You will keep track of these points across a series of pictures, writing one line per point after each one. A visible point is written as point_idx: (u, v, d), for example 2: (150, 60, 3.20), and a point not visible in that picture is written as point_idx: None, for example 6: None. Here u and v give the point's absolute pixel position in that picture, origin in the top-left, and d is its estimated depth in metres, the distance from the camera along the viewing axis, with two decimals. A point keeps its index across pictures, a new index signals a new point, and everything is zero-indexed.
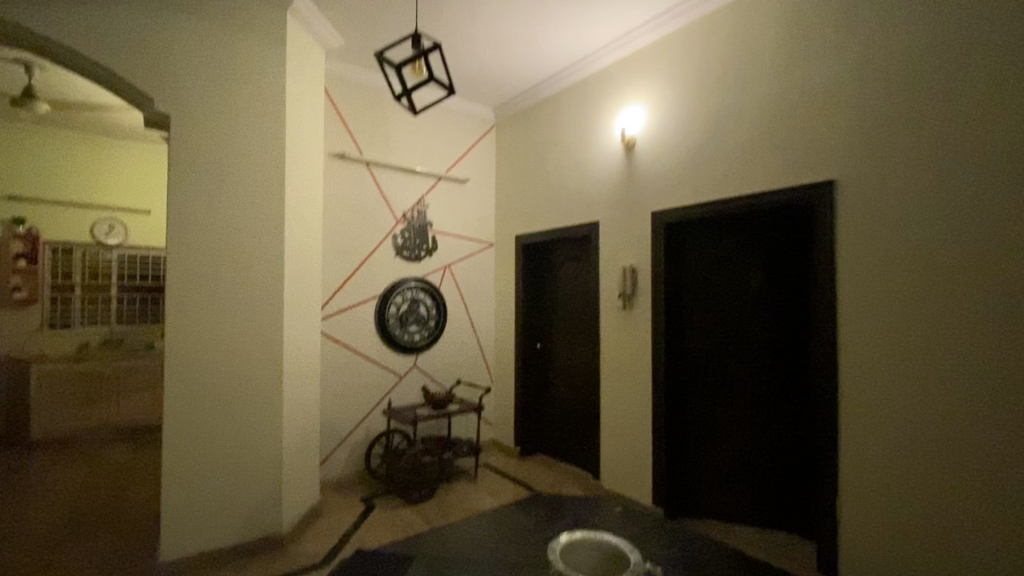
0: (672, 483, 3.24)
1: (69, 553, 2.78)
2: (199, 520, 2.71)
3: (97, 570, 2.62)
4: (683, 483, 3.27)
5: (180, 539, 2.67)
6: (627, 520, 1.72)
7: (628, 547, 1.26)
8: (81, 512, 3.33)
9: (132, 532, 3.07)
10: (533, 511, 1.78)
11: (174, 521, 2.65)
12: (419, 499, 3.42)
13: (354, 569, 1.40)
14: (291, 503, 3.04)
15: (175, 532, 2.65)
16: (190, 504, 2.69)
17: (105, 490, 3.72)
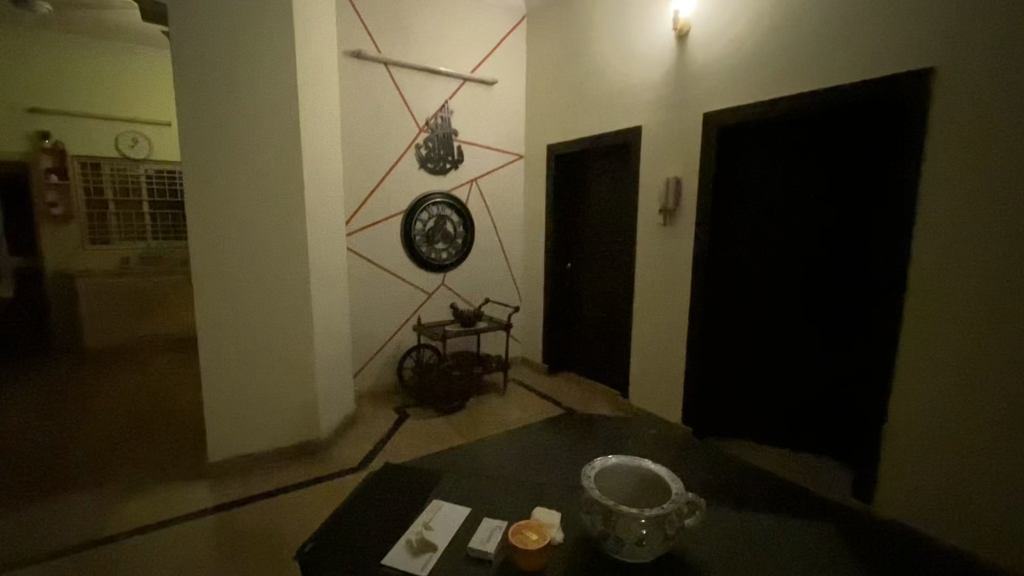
0: (707, 405, 3.19)
1: (129, 456, 3.03)
2: (241, 425, 2.85)
3: (154, 472, 2.85)
4: (717, 404, 3.20)
5: (227, 442, 2.83)
6: (662, 443, 1.64)
7: (671, 475, 1.15)
8: (137, 418, 3.57)
9: (183, 438, 3.28)
10: (564, 430, 1.72)
11: (219, 427, 2.78)
12: (449, 411, 3.50)
13: (381, 483, 1.37)
14: (327, 412, 3.15)
15: (222, 435, 2.81)
16: (233, 410, 2.82)
17: (158, 397, 3.97)
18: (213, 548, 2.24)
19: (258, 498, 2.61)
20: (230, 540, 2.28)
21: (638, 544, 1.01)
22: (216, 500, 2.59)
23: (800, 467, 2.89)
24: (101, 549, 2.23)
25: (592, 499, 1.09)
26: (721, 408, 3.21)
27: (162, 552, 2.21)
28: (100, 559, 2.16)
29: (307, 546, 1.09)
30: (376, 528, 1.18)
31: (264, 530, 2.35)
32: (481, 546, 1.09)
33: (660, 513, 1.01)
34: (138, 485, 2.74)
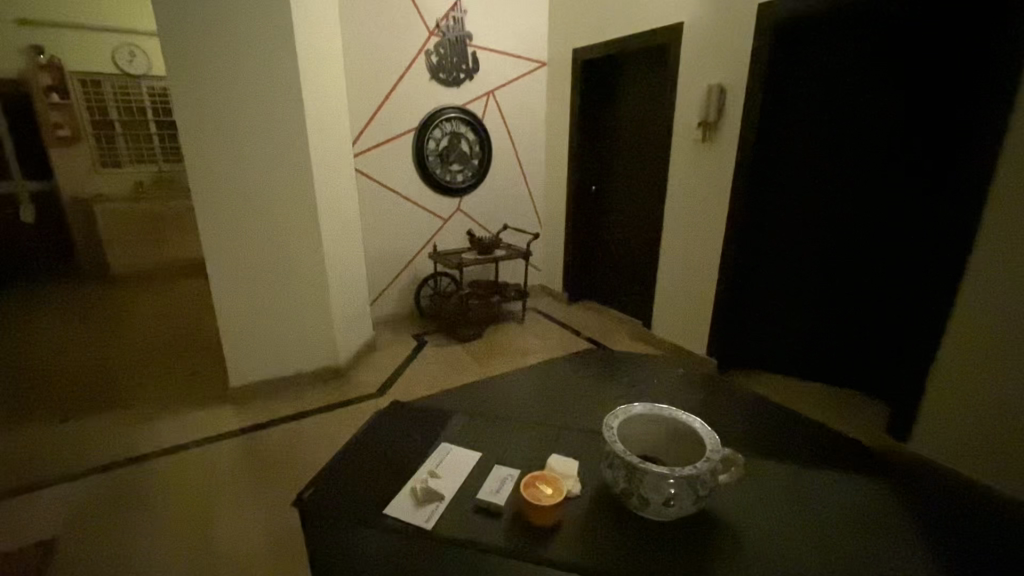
0: (736, 337, 3.05)
1: (154, 380, 3.11)
2: (260, 352, 2.84)
3: (178, 396, 2.92)
4: (748, 336, 3.05)
5: (248, 369, 2.83)
6: (693, 383, 1.50)
7: (705, 427, 1.01)
8: (163, 343, 3.63)
9: (206, 363, 3.32)
10: (586, 367, 1.59)
11: (237, 354, 2.78)
12: (468, 338, 3.44)
13: (389, 422, 1.29)
14: (345, 339, 3.11)
15: (241, 362, 2.81)
16: (250, 337, 2.80)
17: (181, 321, 4.02)
18: (240, 470, 2.30)
19: (281, 421, 2.65)
20: (254, 462, 2.33)
21: (666, 504, 0.90)
22: (241, 423, 2.65)
23: (833, 402, 2.77)
24: (135, 469, 2.32)
25: (614, 454, 0.97)
26: (752, 340, 3.06)
27: (191, 473, 2.28)
28: (134, 479, 2.25)
29: (306, 493, 1.01)
30: (380, 473, 1.10)
31: (287, 453, 2.40)
32: (491, 498, 1.00)
33: (693, 473, 0.89)
34: (164, 408, 2.81)
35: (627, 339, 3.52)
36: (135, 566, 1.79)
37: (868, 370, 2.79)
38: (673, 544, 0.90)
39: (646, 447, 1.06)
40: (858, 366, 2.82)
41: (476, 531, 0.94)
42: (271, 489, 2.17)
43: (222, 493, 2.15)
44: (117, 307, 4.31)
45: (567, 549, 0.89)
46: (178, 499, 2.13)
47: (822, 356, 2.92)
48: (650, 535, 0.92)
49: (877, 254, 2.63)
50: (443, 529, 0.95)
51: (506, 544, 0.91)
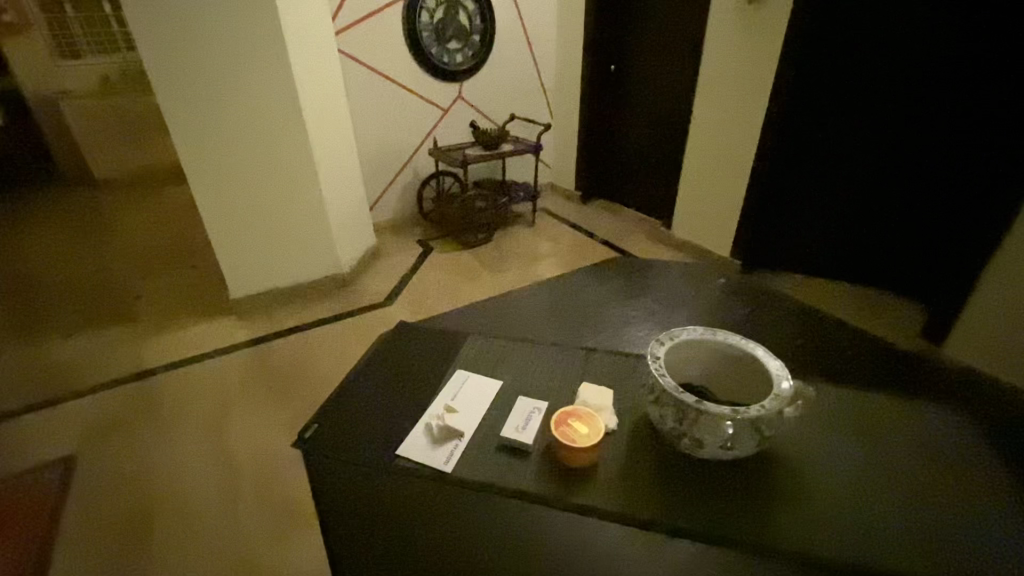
0: (766, 237, 2.82)
1: (152, 292, 3.00)
2: (259, 262, 2.67)
3: (179, 310, 2.82)
4: (780, 237, 2.81)
5: (247, 280, 2.70)
6: (735, 295, 1.33)
7: (769, 357, 0.85)
8: (158, 254, 3.46)
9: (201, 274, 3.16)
10: (612, 279, 1.42)
11: (235, 265, 2.63)
12: (476, 242, 3.23)
13: (396, 346, 1.15)
14: (348, 248, 2.92)
15: (240, 274, 2.66)
16: (245, 247, 2.61)
17: (173, 230, 3.80)
18: (253, 383, 2.26)
19: (288, 333, 2.57)
20: (267, 375, 2.29)
21: (723, 447, 0.78)
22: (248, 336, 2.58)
23: (865, 305, 2.63)
24: (147, 384, 2.29)
25: (660, 390, 0.82)
26: (784, 241, 2.83)
27: (203, 388, 2.24)
28: (146, 395, 2.23)
29: (307, 434, 0.90)
30: (390, 405, 0.98)
31: (298, 365, 2.35)
32: (518, 437, 0.87)
33: (758, 414, 0.75)
34: (165, 322, 2.73)
35: (645, 241, 3.31)
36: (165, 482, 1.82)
37: (907, 269, 2.62)
38: (728, 486, 0.79)
39: (693, 376, 0.91)
40: (895, 266, 2.65)
41: (502, 475, 0.83)
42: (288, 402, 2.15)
43: (239, 407, 2.13)
44: (108, 217, 4.08)
45: (607, 496, 0.78)
46: (195, 414, 2.11)
47: (858, 257, 2.72)
48: (700, 477, 0.80)
49: (938, 139, 2.34)
50: (464, 473, 0.84)
51: (536, 491, 0.80)
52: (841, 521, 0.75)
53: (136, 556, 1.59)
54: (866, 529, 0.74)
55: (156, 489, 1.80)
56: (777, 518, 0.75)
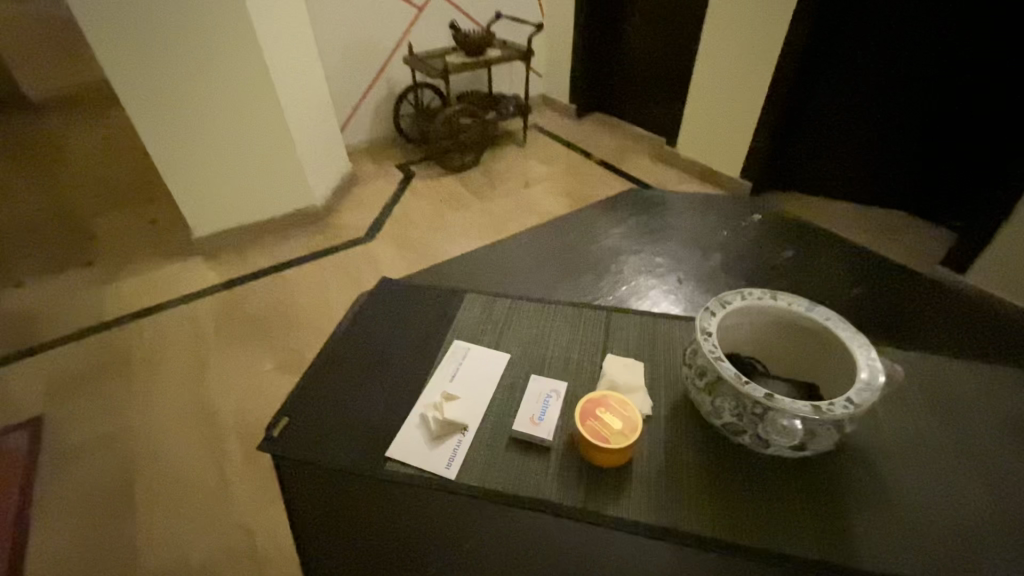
0: (782, 154, 2.59)
1: (107, 231, 2.70)
2: (219, 198, 2.36)
3: (140, 251, 2.55)
4: (798, 154, 2.58)
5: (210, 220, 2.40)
6: (774, 236, 1.14)
7: (850, 333, 0.68)
8: (113, 185, 3.09)
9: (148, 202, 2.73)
10: (629, 216, 1.22)
11: (193, 203, 2.32)
12: (463, 165, 2.90)
13: (380, 306, 0.96)
14: (321, 179, 2.59)
15: (199, 213, 2.36)
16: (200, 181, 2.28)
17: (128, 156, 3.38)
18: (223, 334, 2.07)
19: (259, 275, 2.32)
20: (241, 324, 2.09)
21: (795, 448, 0.63)
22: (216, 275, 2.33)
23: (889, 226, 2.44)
24: (110, 336, 2.09)
25: (716, 377, 0.65)
26: (802, 159, 2.60)
27: (171, 337, 2.05)
28: (111, 346, 2.04)
29: (276, 431, 0.73)
30: (375, 387, 0.81)
31: (271, 313, 2.13)
32: (533, 431, 0.72)
33: (845, 413, 0.59)
34: (125, 265, 2.47)
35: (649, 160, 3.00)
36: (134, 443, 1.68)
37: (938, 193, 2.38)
38: (791, 487, 0.66)
39: (743, 346, 0.76)
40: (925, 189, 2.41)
41: (517, 479, 0.68)
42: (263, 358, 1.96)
43: (213, 361, 1.95)
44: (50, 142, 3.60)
45: (646, 504, 0.65)
46: (167, 367, 1.93)
47: (883, 178, 2.48)
48: (757, 476, 0.67)
49: (1001, 41, 1.96)
50: (471, 478, 0.69)
51: (561, 500, 0.66)
52: (924, 529, 0.62)
53: (112, 525, 1.48)
54: (955, 539, 0.62)
55: (127, 450, 1.66)
56: (851, 527, 0.62)
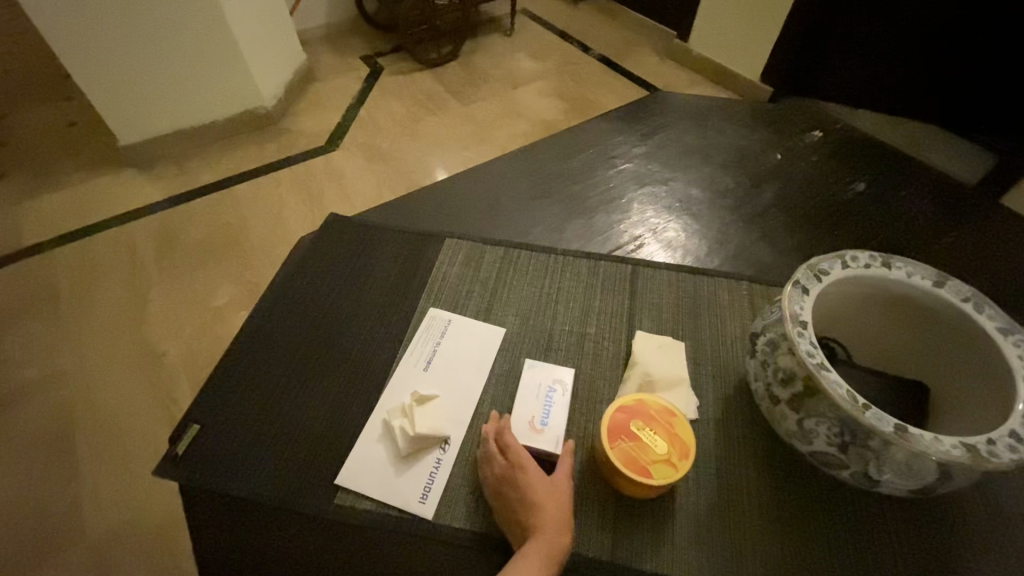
0: (805, 58, 1.35)
1: None
2: (142, 68, 1.33)
3: None
4: (840, 43, 1.28)
5: (95, 128, 1.63)
6: (837, 163, 0.90)
7: (1000, 322, 0.47)
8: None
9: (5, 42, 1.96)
10: (653, 134, 0.98)
11: (90, 86, 1.30)
12: (439, 62, 1.90)
13: (332, 260, 0.72)
14: (264, 64, 1.53)
15: (113, 99, 1.34)
16: (75, 42, 1.23)
17: None
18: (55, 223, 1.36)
19: (190, 178, 1.44)
20: (139, 235, 1.30)
21: (915, 490, 0.44)
22: (92, 147, 1.57)
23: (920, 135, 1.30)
24: None
25: (814, 391, 0.44)
26: (835, 78, 1.34)
27: (17, 237, 1.31)
28: None
29: (180, 448, 0.53)
30: (322, 377, 0.59)
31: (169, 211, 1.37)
32: (535, 443, 0.51)
33: (1012, 460, 0.40)
34: None
35: (653, 47, 2.04)
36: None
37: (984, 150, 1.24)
38: (891, 519, 0.49)
39: (825, 325, 0.56)
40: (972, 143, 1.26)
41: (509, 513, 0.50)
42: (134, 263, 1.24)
43: (70, 277, 1.21)
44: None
45: (696, 553, 0.47)
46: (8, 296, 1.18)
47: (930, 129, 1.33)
48: (844, 508, 0.50)
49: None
50: (457, 512, 0.50)
51: (579, 546, 0.47)
52: None
53: None
54: None
55: None
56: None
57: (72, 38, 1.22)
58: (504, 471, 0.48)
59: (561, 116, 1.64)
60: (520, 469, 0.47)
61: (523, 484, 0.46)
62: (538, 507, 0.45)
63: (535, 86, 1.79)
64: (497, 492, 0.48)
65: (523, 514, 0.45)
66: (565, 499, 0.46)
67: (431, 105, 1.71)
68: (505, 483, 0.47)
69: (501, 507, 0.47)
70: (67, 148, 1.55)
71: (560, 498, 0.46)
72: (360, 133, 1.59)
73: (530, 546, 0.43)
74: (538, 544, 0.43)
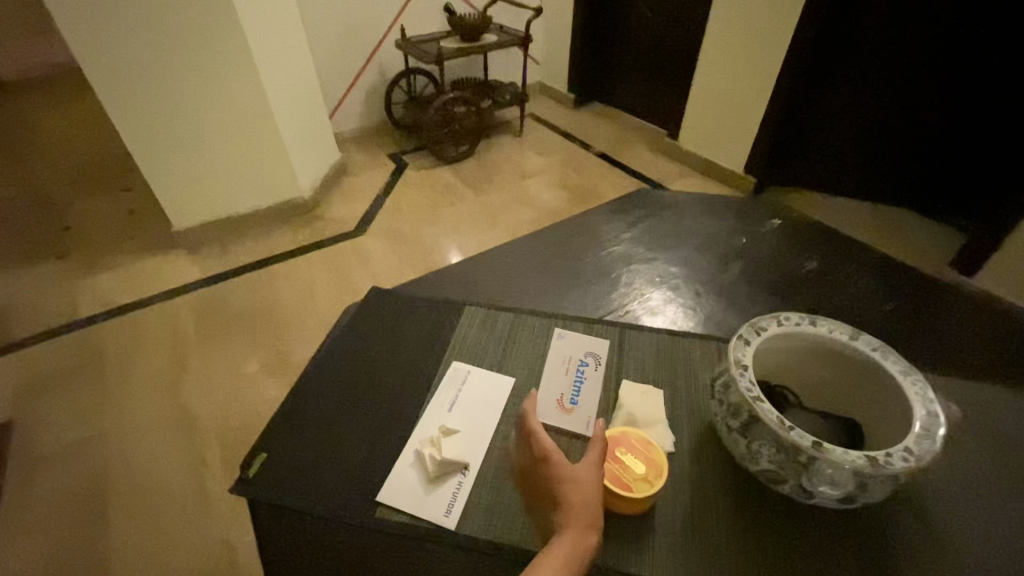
0: (815, 74, 1.70)
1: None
2: (209, 173, 1.67)
3: (43, 216, 1.97)
4: (812, 116, 1.78)
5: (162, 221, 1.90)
6: (796, 245, 1.07)
7: (902, 368, 0.61)
8: (71, 114, 2.70)
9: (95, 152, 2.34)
10: (638, 222, 1.17)
11: (169, 186, 1.65)
12: (458, 158, 2.19)
13: (373, 324, 0.87)
14: (306, 161, 1.86)
15: (185, 195, 1.68)
16: (158, 159, 1.59)
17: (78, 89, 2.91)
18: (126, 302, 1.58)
19: (246, 263, 1.69)
20: (208, 313, 1.53)
21: (843, 499, 0.55)
22: (160, 237, 1.83)
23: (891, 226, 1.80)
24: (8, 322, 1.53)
25: (756, 419, 0.57)
26: (839, 100, 1.72)
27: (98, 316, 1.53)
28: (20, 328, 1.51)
29: (252, 472, 0.66)
30: (364, 420, 0.72)
31: (226, 294, 1.59)
32: (569, 416, 0.70)
33: (904, 467, 0.52)
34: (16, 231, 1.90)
35: (645, 143, 2.33)
36: (34, 404, 1.31)
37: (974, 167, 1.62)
38: (830, 533, 0.60)
39: (775, 376, 0.68)
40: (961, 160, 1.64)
41: (526, 521, 0.60)
42: (193, 339, 1.46)
43: (143, 353, 1.43)
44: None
45: (671, 563, 0.57)
46: (91, 370, 1.39)
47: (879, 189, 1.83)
48: (794, 529, 0.60)
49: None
50: (474, 526, 0.60)
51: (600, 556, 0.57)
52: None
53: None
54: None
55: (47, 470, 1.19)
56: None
57: (162, 155, 1.59)
58: (542, 471, 0.56)
59: (564, 204, 1.88)
60: (552, 463, 0.57)
61: (556, 480, 0.55)
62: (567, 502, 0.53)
63: (542, 177, 2.06)
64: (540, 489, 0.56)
65: (555, 512, 0.53)
66: (595, 499, 0.53)
67: (449, 195, 1.96)
68: (544, 478, 0.56)
69: (548, 504, 0.55)
70: (139, 238, 1.83)
71: (585, 494, 0.53)
72: (388, 220, 1.83)
73: (558, 540, 0.51)
74: (564, 539, 0.51)
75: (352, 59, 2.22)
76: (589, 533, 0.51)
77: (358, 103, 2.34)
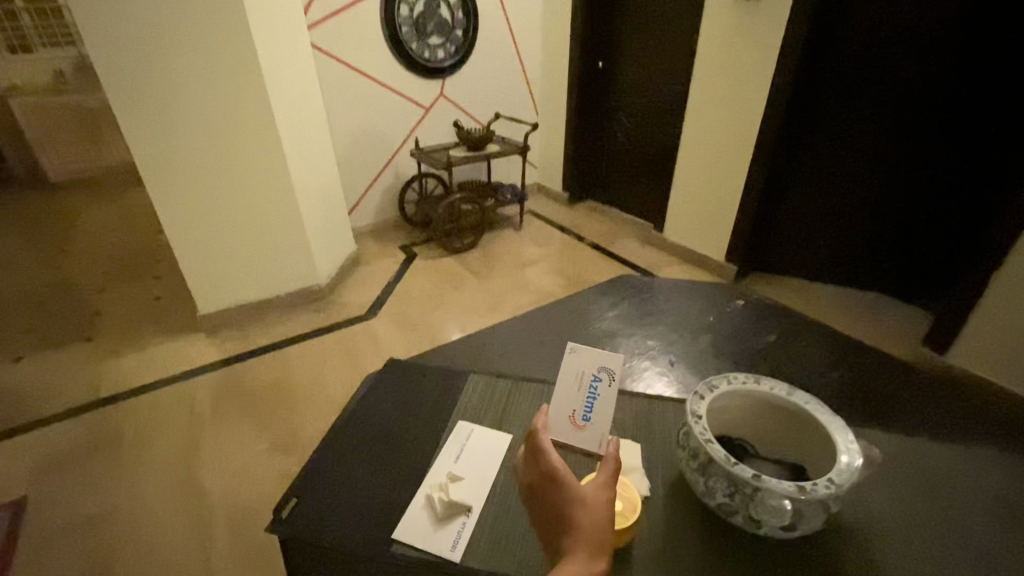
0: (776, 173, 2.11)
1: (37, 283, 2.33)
2: (243, 265, 1.91)
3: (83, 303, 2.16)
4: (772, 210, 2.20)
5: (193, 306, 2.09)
6: (757, 320, 1.24)
7: (829, 416, 0.74)
8: (116, 212, 3.01)
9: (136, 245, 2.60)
10: (621, 300, 1.33)
11: (205, 276, 1.86)
12: (464, 248, 2.44)
13: (390, 388, 1.00)
14: (326, 253, 2.10)
15: (219, 285, 1.89)
16: (198, 255, 1.83)
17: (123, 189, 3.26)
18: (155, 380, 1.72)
19: (268, 343, 1.85)
20: (229, 390, 1.66)
21: (786, 526, 0.66)
22: (189, 321, 2.01)
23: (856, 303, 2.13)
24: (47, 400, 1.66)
25: (710, 458, 0.69)
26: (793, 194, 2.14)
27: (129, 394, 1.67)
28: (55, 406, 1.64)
29: (285, 513, 0.76)
30: (380, 471, 0.83)
31: (246, 372, 1.73)
32: (584, 435, 0.81)
33: (827, 492, 0.63)
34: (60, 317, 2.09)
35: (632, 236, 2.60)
36: (63, 478, 1.40)
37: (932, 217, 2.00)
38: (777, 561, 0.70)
39: (730, 428, 0.81)
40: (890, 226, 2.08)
41: (520, 556, 0.70)
42: (215, 414, 1.58)
43: (169, 428, 1.54)
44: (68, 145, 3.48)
45: None
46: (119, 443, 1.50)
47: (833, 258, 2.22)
48: (747, 559, 0.70)
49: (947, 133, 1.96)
50: (475, 559, 0.70)
51: None
52: None
53: None
54: None
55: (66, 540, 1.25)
56: None
57: (204, 252, 1.83)
58: (552, 497, 0.63)
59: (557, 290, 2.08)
60: (564, 489, 0.62)
61: (566, 505, 0.61)
62: (575, 523, 0.60)
63: (539, 266, 2.28)
64: (553, 512, 0.62)
65: (567, 533, 0.60)
66: (604, 516, 0.60)
67: (454, 282, 2.17)
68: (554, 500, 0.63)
69: (557, 528, 0.61)
70: (171, 322, 2.01)
71: (593, 518, 0.60)
72: (398, 305, 2.02)
73: (571, 559, 0.57)
74: (577, 558, 0.57)
75: (371, 166, 2.55)
76: (597, 557, 0.58)
77: (375, 203, 2.64)
